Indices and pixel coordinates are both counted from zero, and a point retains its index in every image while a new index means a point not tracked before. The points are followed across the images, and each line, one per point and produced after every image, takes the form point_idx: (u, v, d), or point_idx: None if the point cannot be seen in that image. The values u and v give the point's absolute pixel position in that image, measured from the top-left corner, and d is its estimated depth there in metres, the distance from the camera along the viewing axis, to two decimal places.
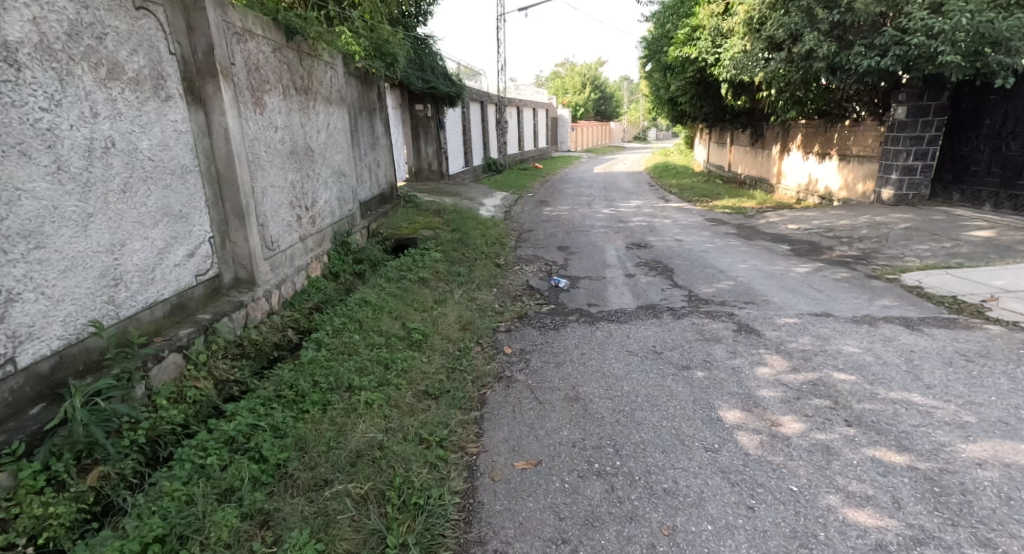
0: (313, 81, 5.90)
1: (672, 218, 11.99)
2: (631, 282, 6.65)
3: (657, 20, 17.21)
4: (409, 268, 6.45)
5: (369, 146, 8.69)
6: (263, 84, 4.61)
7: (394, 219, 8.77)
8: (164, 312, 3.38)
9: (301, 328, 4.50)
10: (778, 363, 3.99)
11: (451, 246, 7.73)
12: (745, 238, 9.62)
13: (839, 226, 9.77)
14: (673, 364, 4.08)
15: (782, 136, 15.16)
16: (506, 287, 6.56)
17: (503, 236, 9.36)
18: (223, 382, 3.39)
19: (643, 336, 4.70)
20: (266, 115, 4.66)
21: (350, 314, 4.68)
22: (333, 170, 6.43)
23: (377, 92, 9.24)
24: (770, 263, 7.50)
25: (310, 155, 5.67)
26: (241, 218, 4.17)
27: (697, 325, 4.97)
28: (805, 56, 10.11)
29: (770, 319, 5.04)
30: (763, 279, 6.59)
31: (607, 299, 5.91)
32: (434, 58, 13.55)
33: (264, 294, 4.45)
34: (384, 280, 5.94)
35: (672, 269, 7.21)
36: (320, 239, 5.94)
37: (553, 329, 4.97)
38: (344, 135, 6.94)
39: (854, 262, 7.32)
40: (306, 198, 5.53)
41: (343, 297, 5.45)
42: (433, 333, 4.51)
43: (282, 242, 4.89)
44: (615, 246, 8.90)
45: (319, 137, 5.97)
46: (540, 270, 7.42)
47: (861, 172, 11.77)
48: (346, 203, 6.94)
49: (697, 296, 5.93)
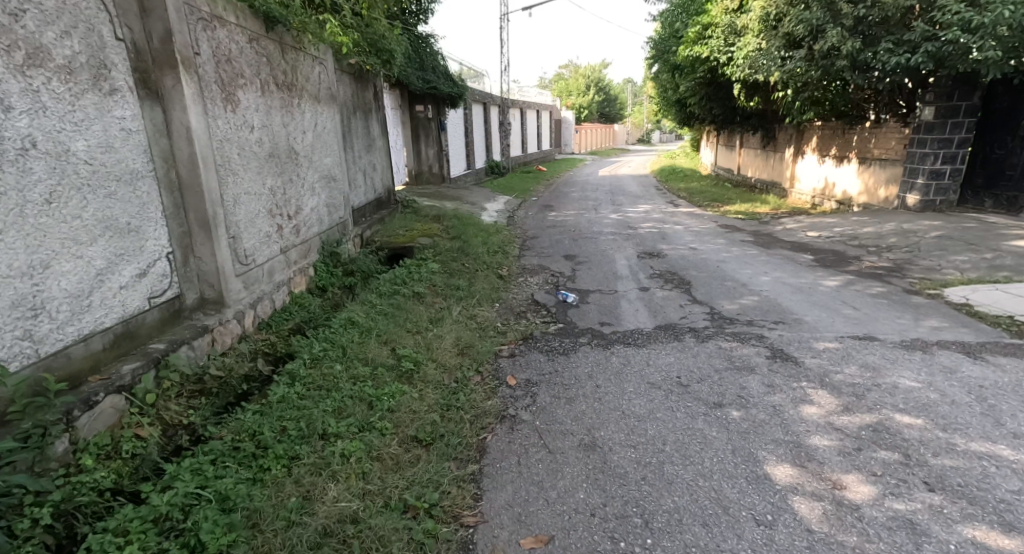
0: (299, 77, 5.38)
1: (683, 224, 11.43)
2: (646, 297, 6.10)
3: (664, 20, 16.72)
4: (404, 282, 5.91)
5: (364, 148, 8.18)
6: (236, 78, 4.09)
7: (389, 226, 8.24)
8: (105, 345, 2.86)
9: (277, 353, 3.97)
10: (828, 401, 3.44)
11: (449, 256, 7.20)
12: (763, 246, 9.05)
13: (863, 233, 9.19)
14: (703, 400, 3.52)
15: (796, 139, 14.61)
16: (510, 302, 6.02)
17: (506, 244, 8.81)
18: (172, 427, 2.85)
19: (665, 364, 4.16)
20: (239, 112, 4.14)
21: (333, 338, 4.14)
22: (320, 173, 5.90)
23: (373, 91, 8.74)
24: (795, 275, 6.94)
25: (293, 158, 5.15)
26: (207, 229, 3.65)
27: (724, 350, 4.41)
28: (827, 54, 9.58)
29: (807, 342, 4.48)
30: (792, 294, 6.03)
31: (621, 318, 5.36)
32: (435, 57, 13.07)
33: (234, 316, 3.92)
34: (375, 296, 5.41)
35: (689, 282, 6.67)
36: (306, 249, 5.43)
37: (563, 354, 4.43)
38: (334, 135, 6.43)
39: (887, 275, 6.76)
40: (289, 205, 5.02)
41: (329, 316, 4.92)
42: (426, 361, 3.97)
43: (258, 255, 4.37)
44: (625, 255, 8.37)
45: (304, 137, 5.45)
46: (546, 282, 6.88)
47: (882, 176, 11.22)
48: (336, 209, 6.41)
49: (721, 314, 5.38)
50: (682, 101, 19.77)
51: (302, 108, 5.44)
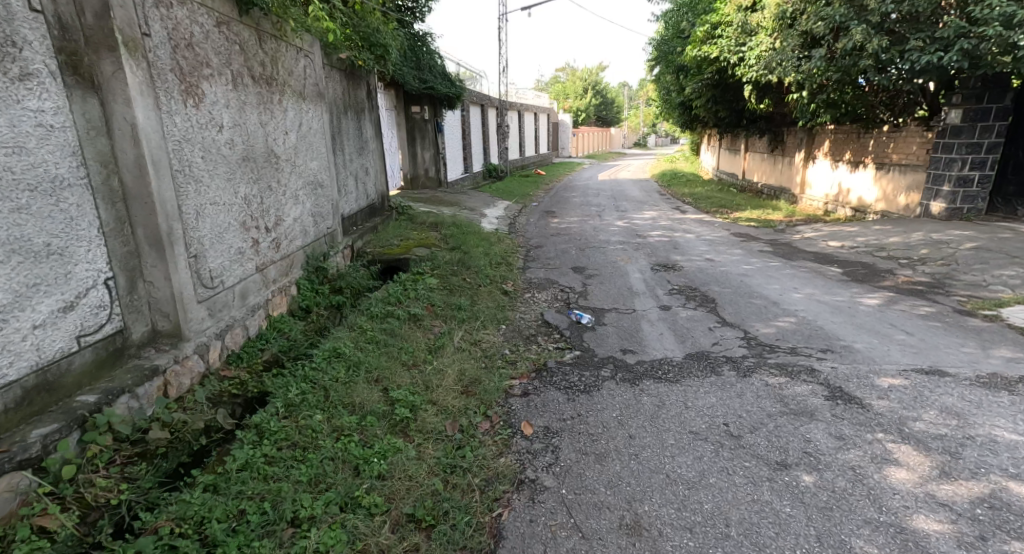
0: (279, 70, 4.73)
1: (694, 232, 10.84)
2: (669, 318, 5.47)
3: (669, 20, 16.18)
4: (399, 302, 5.27)
5: (355, 151, 7.55)
6: (200, 67, 3.44)
7: (383, 235, 7.63)
8: (7, 403, 2.26)
9: (247, 394, 3.32)
10: (919, 461, 2.81)
11: (449, 270, 6.56)
12: (785, 257, 8.46)
13: (890, 244, 8.62)
14: (763, 459, 2.91)
15: (807, 143, 14.04)
16: (517, 324, 5.40)
17: (509, 255, 8.18)
18: (96, 510, 2.23)
19: (706, 406, 3.54)
20: (204, 108, 3.49)
21: (313, 373, 3.49)
22: (305, 179, 5.26)
23: (366, 89, 8.08)
24: (828, 291, 6.34)
25: (272, 162, 4.50)
26: (160, 248, 3.01)
27: (773, 387, 3.79)
28: (849, 53, 9.03)
29: (868, 379, 3.86)
30: (831, 315, 5.41)
31: (646, 344, 4.73)
32: (432, 56, 12.47)
33: (195, 351, 3.28)
34: (366, 318, 4.77)
35: (713, 299, 6.06)
36: (287, 265, 4.79)
37: (584, 392, 3.80)
38: (322, 138, 5.77)
39: (929, 291, 6.16)
40: (266, 215, 4.38)
41: (313, 343, 4.29)
42: (424, 406, 3.34)
43: (228, 277, 3.71)
44: (638, 267, 7.77)
45: (286, 138, 4.80)
46: (556, 299, 6.25)
47: (903, 182, 10.65)
48: (324, 219, 5.77)
49: (759, 341, 4.76)
50: (687, 103, 19.19)
51: (284, 104, 4.80)
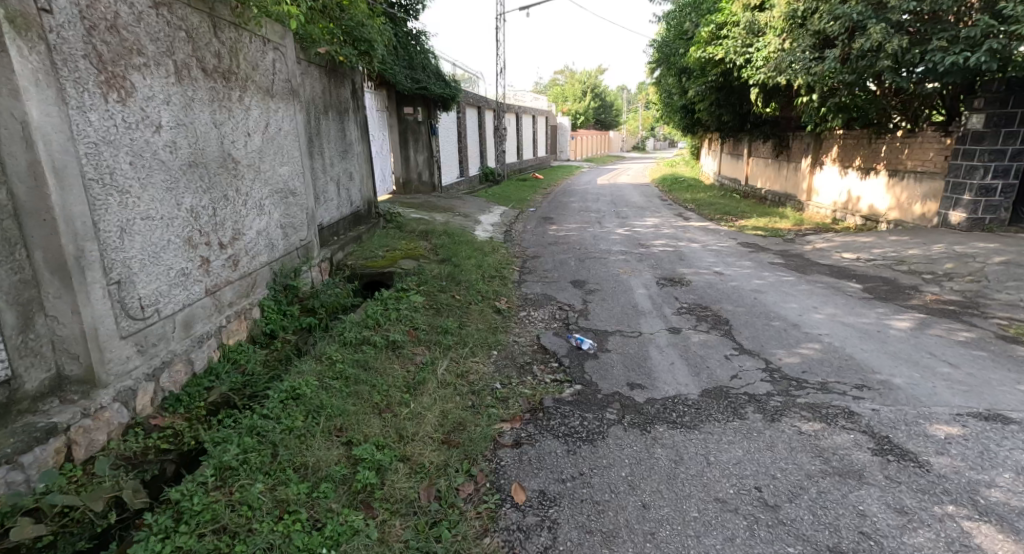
0: (240, 62, 4.16)
1: (700, 241, 10.30)
2: (679, 344, 4.91)
3: (671, 21, 15.69)
4: (378, 325, 4.71)
5: (338, 154, 6.98)
6: (129, 54, 2.87)
7: (368, 246, 7.08)
8: None
9: (178, 448, 2.78)
10: (1009, 549, 2.33)
11: (437, 286, 5.99)
12: (799, 271, 7.91)
13: (910, 256, 8.07)
14: (812, 544, 2.39)
15: (815, 147, 13.50)
16: (511, 349, 4.85)
17: (503, 267, 7.62)
18: None
19: (731, 461, 3.00)
20: (134, 104, 2.92)
21: (261, 422, 2.92)
22: (272, 186, 4.69)
23: (350, 88, 7.51)
24: (851, 310, 5.79)
25: (227, 168, 3.92)
26: (64, 275, 2.47)
27: (807, 436, 3.22)
28: (867, 53, 8.52)
29: (918, 425, 3.28)
30: (860, 340, 4.84)
31: (656, 378, 4.17)
32: (424, 55, 12.09)
33: (114, 398, 2.71)
34: (337, 346, 4.21)
35: (726, 321, 5.51)
36: (248, 284, 4.22)
37: (586, 442, 3.24)
38: (295, 140, 5.21)
39: (963, 312, 5.61)
40: (221, 228, 3.81)
41: (273, 377, 3.72)
42: (393, 465, 2.79)
43: (165, 305, 3.13)
44: (642, 281, 7.22)
45: (247, 141, 4.24)
46: (554, 320, 5.69)
47: (918, 191, 10.13)
48: (296, 230, 5.20)
49: (783, 373, 4.19)
50: (689, 106, 18.65)
51: (245, 102, 4.22)
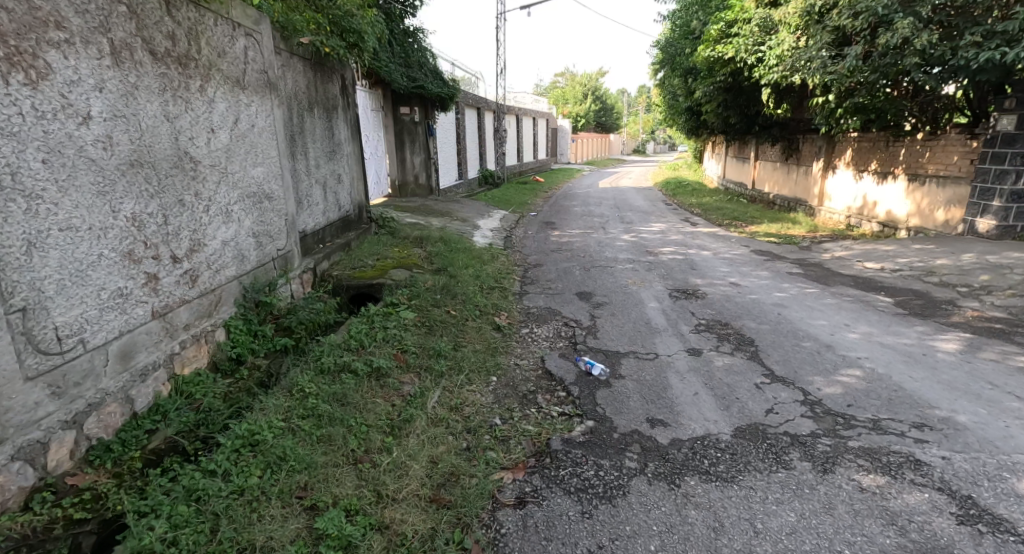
0: (201, 47, 3.61)
1: (711, 249, 9.76)
2: (702, 370, 4.36)
3: (678, 19, 15.21)
4: (362, 348, 4.16)
5: (325, 155, 6.44)
6: (42, 26, 2.38)
7: (357, 254, 6.54)
8: None
9: (100, 515, 2.30)
10: None
11: (431, 300, 5.44)
12: (821, 282, 7.36)
13: (939, 266, 7.53)
14: None
15: (827, 150, 12.97)
16: (511, 375, 4.30)
17: (503, 277, 7.07)
18: None
19: (783, 531, 2.46)
20: (51, 88, 2.44)
21: (203, 482, 2.41)
22: (243, 190, 4.14)
23: (340, 84, 6.97)
24: (888, 329, 5.24)
25: (184, 168, 3.38)
26: None
27: (871, 495, 2.66)
28: (891, 50, 8.02)
29: (1004, 481, 2.73)
30: (905, 366, 4.28)
31: (680, 414, 3.63)
32: (421, 53, 11.60)
33: (12, 456, 2.22)
34: (313, 375, 3.66)
35: (751, 341, 4.97)
36: (211, 303, 3.68)
37: (604, 501, 2.70)
38: (272, 138, 4.66)
39: (1014, 332, 5.05)
40: (174, 239, 3.25)
41: (233, 415, 3.17)
42: (364, 542, 2.29)
43: (96, 336, 2.62)
44: (653, 293, 6.69)
45: (210, 138, 3.69)
46: (559, 338, 5.15)
47: (938, 197, 9.62)
48: (272, 238, 4.64)
49: (825, 407, 3.64)
50: (695, 108, 18.14)
51: (208, 93, 3.68)
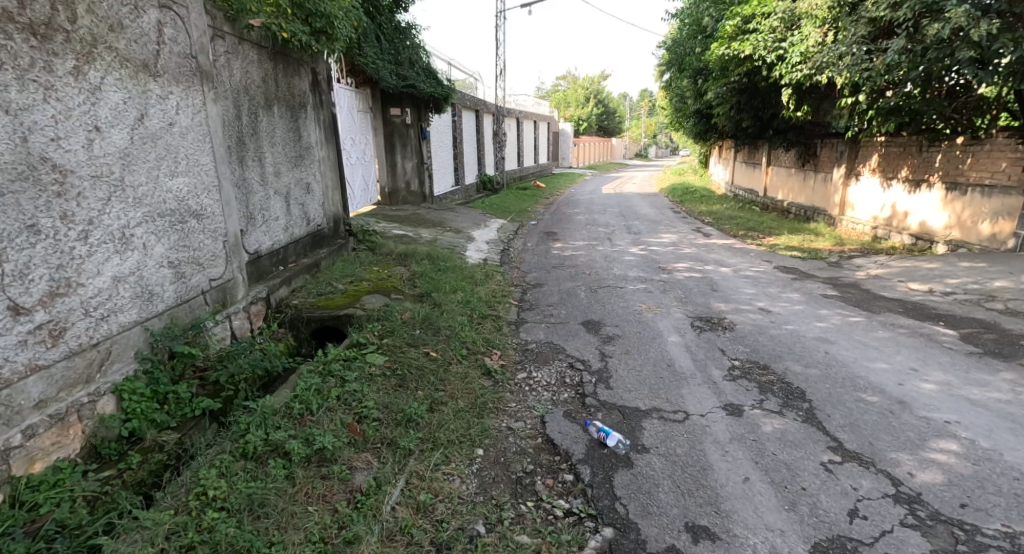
0: (78, 16, 2.65)
1: (730, 264, 8.79)
2: (750, 439, 3.37)
3: (687, 16, 14.26)
4: (308, 414, 3.19)
5: (289, 160, 5.48)
6: None
7: (325, 277, 5.55)
8: None
9: None
10: None
11: (407, 337, 4.44)
12: (864, 307, 6.38)
13: (999, 290, 6.55)
14: None
15: (851, 155, 11.96)
16: (502, 445, 3.32)
17: (496, 302, 6.08)
18: None
19: None
20: None
21: None
22: (156, 209, 3.18)
23: (310, 78, 6.01)
24: (968, 376, 4.25)
25: (41, 186, 2.46)
26: None
27: None
28: (939, 42, 7.06)
29: None
30: (1017, 438, 3.29)
31: (733, 518, 2.66)
32: (413, 49, 10.64)
33: None
34: (232, 460, 2.71)
35: (804, 394, 3.97)
36: (97, 362, 2.75)
37: None
38: (205, 140, 3.65)
39: None
40: (16, 281, 2.36)
41: (94, 536, 2.21)
42: None
43: None
44: (672, 322, 5.71)
45: (99, 142, 2.74)
46: (563, 387, 4.17)
47: (981, 208, 8.61)
48: (202, 267, 3.66)
49: (930, 511, 2.66)
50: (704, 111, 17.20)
51: (90, 76, 2.70)
